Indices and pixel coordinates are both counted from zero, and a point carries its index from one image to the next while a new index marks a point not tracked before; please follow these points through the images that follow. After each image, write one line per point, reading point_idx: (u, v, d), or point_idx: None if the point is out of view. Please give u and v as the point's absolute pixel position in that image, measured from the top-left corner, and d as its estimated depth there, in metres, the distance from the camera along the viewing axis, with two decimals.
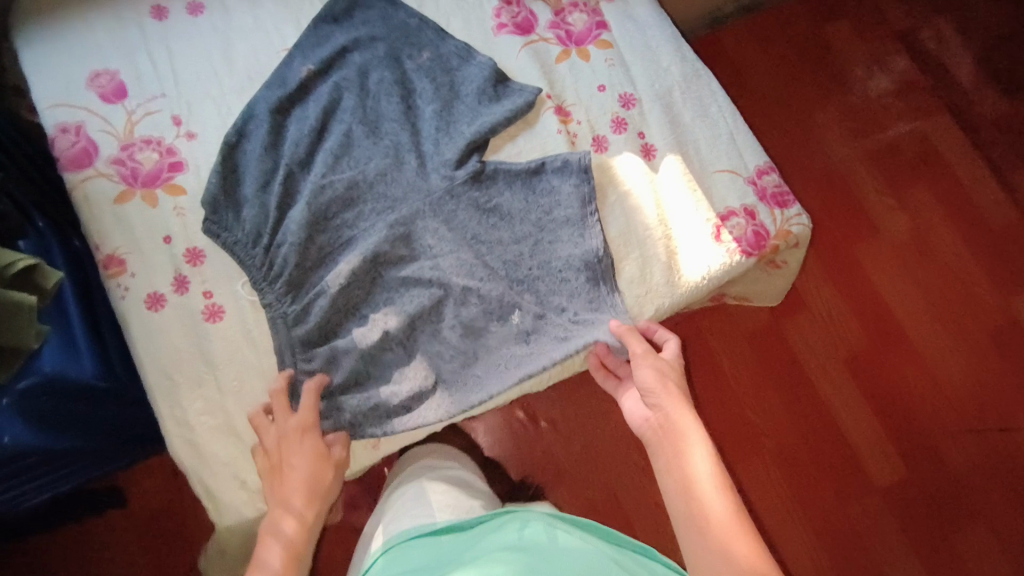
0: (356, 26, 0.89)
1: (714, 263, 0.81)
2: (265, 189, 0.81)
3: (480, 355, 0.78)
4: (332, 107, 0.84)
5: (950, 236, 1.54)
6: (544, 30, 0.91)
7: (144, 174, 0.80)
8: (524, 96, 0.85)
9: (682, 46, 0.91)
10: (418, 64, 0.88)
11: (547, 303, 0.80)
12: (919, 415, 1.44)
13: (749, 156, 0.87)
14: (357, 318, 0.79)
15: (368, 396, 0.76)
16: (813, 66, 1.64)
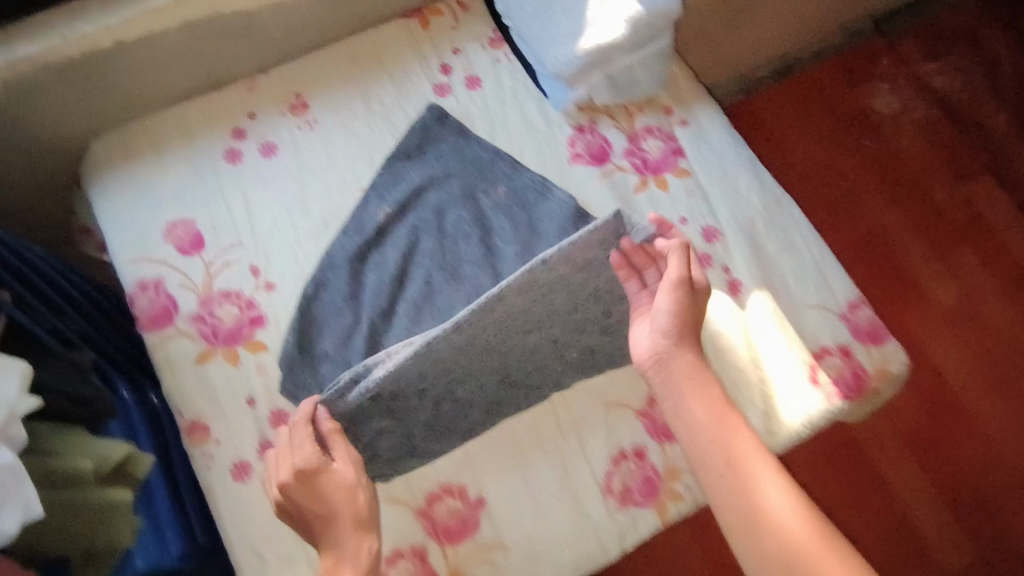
0: (428, 162, 0.86)
1: (813, 408, 0.79)
2: (346, 343, 0.78)
3: (500, 351, 0.75)
4: (410, 251, 0.82)
5: (1006, 303, 1.44)
6: (620, 158, 0.88)
7: (225, 332, 0.79)
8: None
9: (759, 171, 0.89)
10: (495, 199, 0.85)
11: (577, 334, 0.79)
12: (1007, 519, 1.29)
13: (839, 287, 0.84)
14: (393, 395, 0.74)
15: (385, 428, 0.75)
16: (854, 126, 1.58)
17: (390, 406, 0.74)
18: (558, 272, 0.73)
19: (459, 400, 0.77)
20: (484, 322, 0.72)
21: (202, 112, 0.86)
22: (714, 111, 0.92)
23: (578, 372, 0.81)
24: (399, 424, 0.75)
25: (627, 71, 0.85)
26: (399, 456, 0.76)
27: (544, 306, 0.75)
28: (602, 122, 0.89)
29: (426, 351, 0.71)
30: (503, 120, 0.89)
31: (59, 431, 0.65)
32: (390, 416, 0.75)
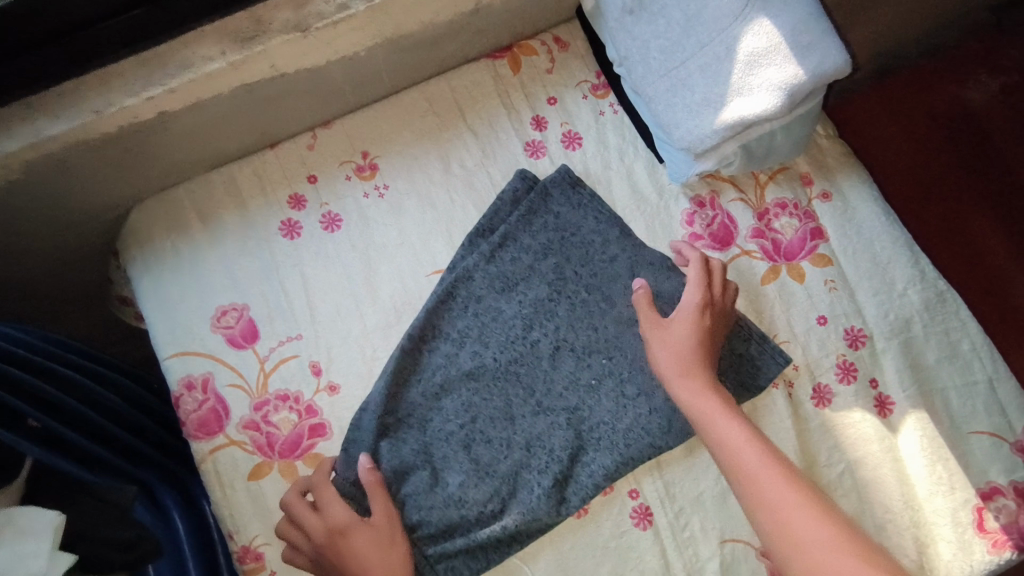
0: (527, 248, 0.73)
1: (978, 562, 0.65)
2: (411, 435, 0.68)
3: (520, 373, 0.69)
4: (483, 330, 0.70)
5: None
6: (745, 240, 0.74)
7: (282, 443, 0.68)
8: (731, 354, 0.69)
9: (919, 259, 0.73)
10: (589, 278, 0.72)
11: (604, 349, 0.70)
12: None
13: (1015, 412, 0.70)
14: (418, 431, 0.68)
15: (419, 484, 0.66)
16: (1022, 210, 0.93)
17: (418, 450, 0.67)
18: (521, 260, 0.72)
19: (492, 442, 0.68)
20: (468, 327, 0.71)
21: (260, 176, 0.75)
22: (863, 183, 0.76)
23: (630, 397, 0.69)
24: (436, 478, 0.67)
25: (766, 138, 0.71)
26: (438, 504, 0.66)
27: (538, 306, 0.71)
28: (725, 194, 0.75)
29: (424, 371, 0.69)
30: (608, 187, 0.76)
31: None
32: (423, 468, 0.67)
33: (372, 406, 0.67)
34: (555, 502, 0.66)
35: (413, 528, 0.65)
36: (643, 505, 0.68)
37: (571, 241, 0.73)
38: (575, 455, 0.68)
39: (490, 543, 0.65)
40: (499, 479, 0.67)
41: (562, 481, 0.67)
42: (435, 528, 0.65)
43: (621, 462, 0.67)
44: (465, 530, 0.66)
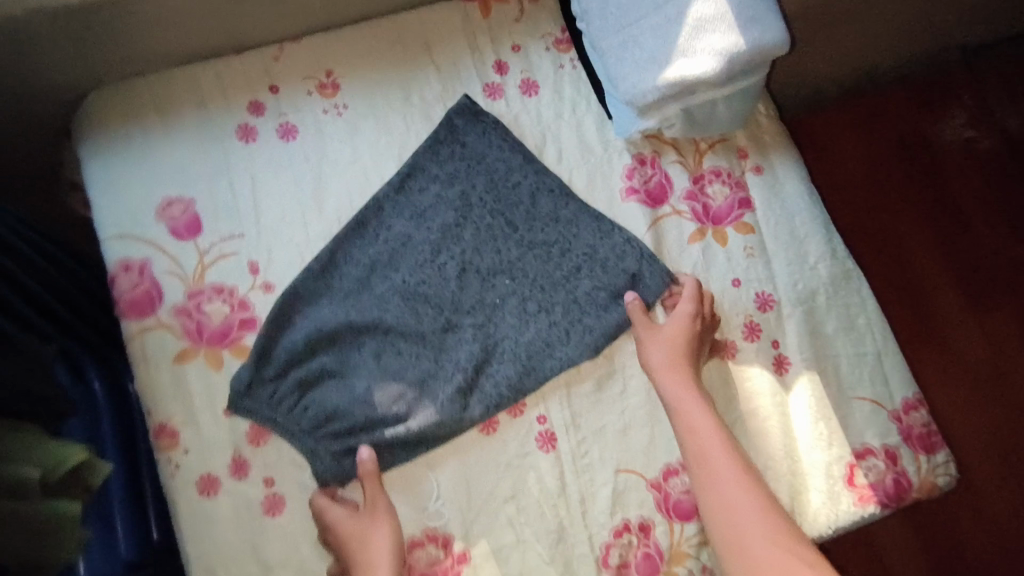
0: (432, 178, 0.77)
1: (840, 509, 0.72)
2: (316, 349, 0.72)
3: (430, 293, 0.74)
4: (392, 253, 0.75)
5: None
6: (678, 200, 0.78)
7: (210, 332, 0.71)
8: (630, 274, 0.75)
9: (834, 238, 0.79)
10: (500, 208, 0.76)
11: (506, 271, 0.75)
12: None
13: (897, 383, 0.76)
14: (328, 345, 0.72)
15: (332, 389, 0.71)
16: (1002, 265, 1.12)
17: (334, 359, 0.72)
18: (429, 189, 0.77)
19: (402, 353, 0.73)
20: (378, 249, 0.75)
21: (224, 80, 0.77)
22: (794, 162, 0.81)
23: (531, 314, 0.74)
24: (347, 382, 0.71)
25: (707, 106, 0.75)
26: (344, 410, 0.70)
27: (445, 232, 0.75)
28: (665, 156, 0.79)
29: (335, 292, 0.74)
30: (556, 134, 0.80)
31: (22, 439, 0.58)
32: (331, 377, 0.72)
33: (271, 320, 0.71)
34: (458, 408, 0.71)
35: (318, 428, 0.70)
36: (548, 431, 0.73)
37: (478, 168, 0.77)
38: (480, 366, 0.72)
39: (397, 440, 0.70)
40: (406, 386, 0.72)
41: (465, 390, 0.71)
42: (340, 430, 0.70)
43: (523, 372, 0.72)
44: (369, 432, 0.70)
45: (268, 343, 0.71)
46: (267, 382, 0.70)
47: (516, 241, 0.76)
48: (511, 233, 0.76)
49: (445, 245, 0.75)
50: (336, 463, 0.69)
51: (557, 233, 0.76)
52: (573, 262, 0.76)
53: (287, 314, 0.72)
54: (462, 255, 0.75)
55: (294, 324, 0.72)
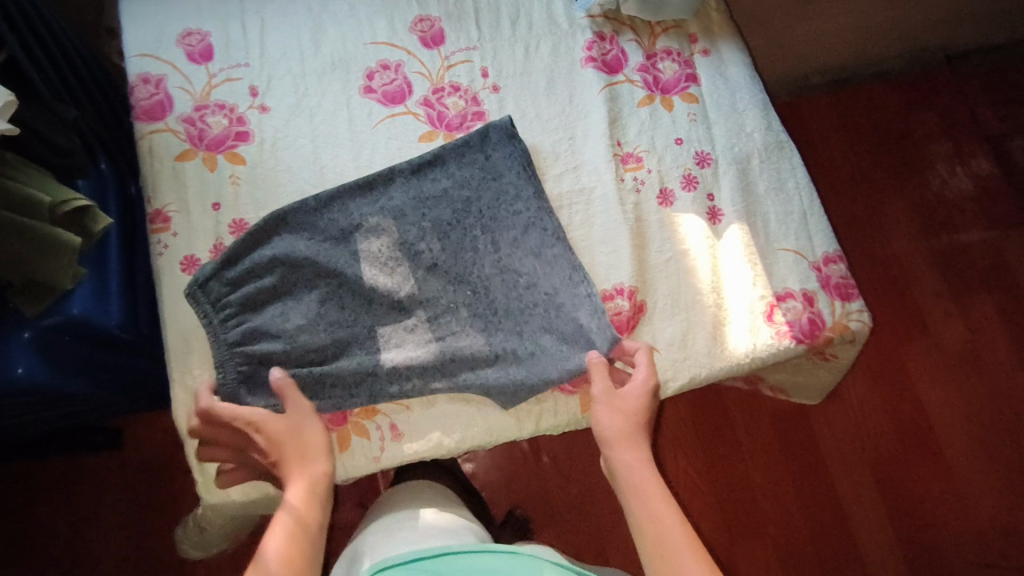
0: (447, 173, 0.81)
1: (760, 341, 0.78)
2: (277, 283, 0.74)
3: (399, 266, 0.77)
4: (377, 224, 0.78)
5: (1015, 360, 1.45)
6: (632, 71, 0.88)
7: (210, 138, 0.81)
8: (579, 326, 0.76)
9: (770, 114, 0.87)
10: (484, 225, 0.79)
11: (472, 282, 0.77)
12: (931, 516, 1.37)
13: (818, 239, 0.83)
14: (297, 288, 0.75)
15: (269, 316, 0.73)
16: (984, 269, 1.51)
17: (280, 304, 0.74)
18: (442, 181, 0.80)
19: (344, 310, 0.75)
20: (366, 199, 0.79)
21: None
22: (739, 49, 0.91)
23: (473, 326, 0.76)
24: (281, 312, 0.74)
25: None
26: (267, 353, 0.72)
27: (437, 225, 0.79)
28: (623, 35, 0.90)
29: (318, 231, 0.77)
30: (528, 10, 0.91)
31: (34, 174, 0.68)
32: (272, 303, 0.74)
33: (253, 230, 0.75)
34: (358, 384, 0.73)
35: (236, 345, 0.72)
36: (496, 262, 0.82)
37: (490, 183, 0.80)
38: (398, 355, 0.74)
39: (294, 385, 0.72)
40: (328, 346, 0.73)
41: (374, 370, 0.73)
42: (253, 362, 0.72)
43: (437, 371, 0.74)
44: (276, 368, 0.72)
45: (236, 253, 0.74)
46: (220, 287, 0.73)
47: (495, 258, 0.78)
48: (494, 249, 0.79)
49: (433, 229, 0.79)
50: (233, 382, 0.71)
51: (541, 261, 0.78)
52: (536, 298, 0.77)
53: (264, 234, 0.75)
54: (445, 238, 0.78)
55: (271, 257, 0.74)
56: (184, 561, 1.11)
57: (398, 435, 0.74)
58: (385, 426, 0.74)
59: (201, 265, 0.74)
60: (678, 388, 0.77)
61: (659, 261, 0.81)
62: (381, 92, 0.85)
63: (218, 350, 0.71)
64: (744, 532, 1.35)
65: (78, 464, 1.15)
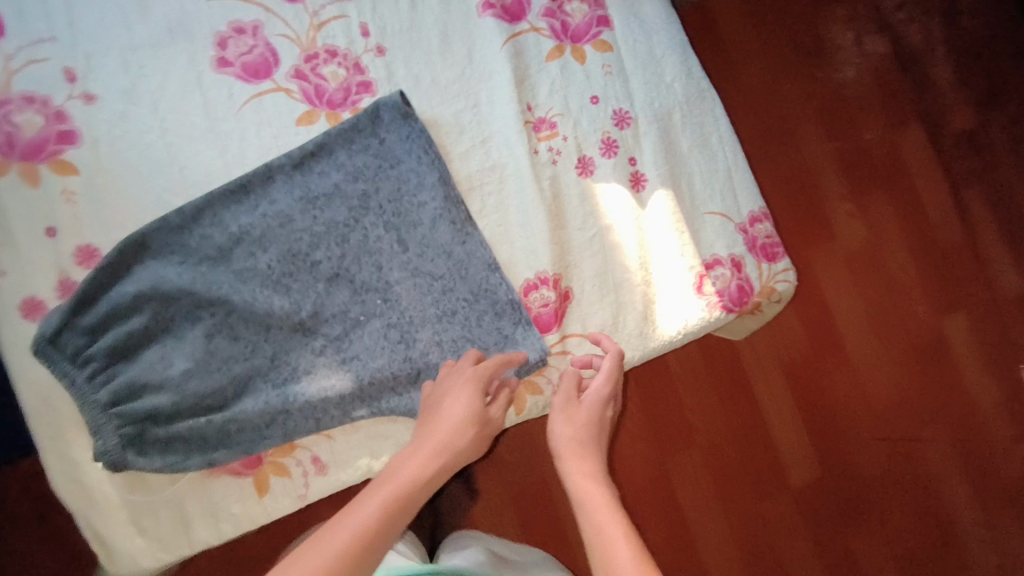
0: (336, 166, 0.70)
1: (691, 317, 0.75)
2: (150, 322, 0.63)
3: (293, 284, 0.67)
4: (258, 234, 0.67)
5: (914, 255, 1.49)
6: (537, 17, 0.77)
7: (23, 143, 0.65)
8: (500, 333, 0.71)
9: (689, 58, 0.79)
10: (384, 221, 0.70)
11: (381, 290, 0.69)
12: (836, 406, 1.47)
13: (744, 198, 0.79)
14: (175, 323, 0.64)
15: (147, 362, 0.63)
16: (884, 167, 1.49)
17: (160, 345, 0.64)
18: (330, 175, 0.69)
19: (238, 341, 0.66)
20: (241, 206, 0.67)
21: None
22: None
23: (389, 340, 0.69)
24: (161, 357, 0.64)
25: None
26: (152, 409, 0.62)
27: (332, 227, 0.68)
28: None
29: (190, 252, 0.65)
30: None
31: None
32: (148, 346, 0.64)
33: (107, 262, 0.62)
34: (267, 424, 0.65)
35: (112, 405, 0.62)
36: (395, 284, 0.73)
37: (387, 172, 0.70)
38: (310, 387, 0.66)
39: (191, 437, 0.63)
40: (226, 387, 0.64)
41: (285, 407, 0.65)
42: (138, 420, 0.62)
43: (356, 397, 0.67)
44: (168, 422, 0.63)
45: (88, 293, 0.61)
46: (76, 338, 0.61)
47: (402, 261, 0.70)
48: (402, 249, 0.70)
49: (331, 232, 0.68)
50: (117, 448, 0.61)
51: (455, 261, 0.70)
52: (452, 302, 0.70)
53: (121, 265, 0.63)
54: (343, 243, 0.69)
55: (134, 293, 0.63)
56: None
57: (320, 467, 0.68)
58: (307, 459, 0.67)
59: (47, 313, 0.61)
60: None
61: (583, 242, 0.75)
62: (240, 64, 0.70)
63: (92, 414, 0.61)
64: (667, 448, 1.42)
65: None
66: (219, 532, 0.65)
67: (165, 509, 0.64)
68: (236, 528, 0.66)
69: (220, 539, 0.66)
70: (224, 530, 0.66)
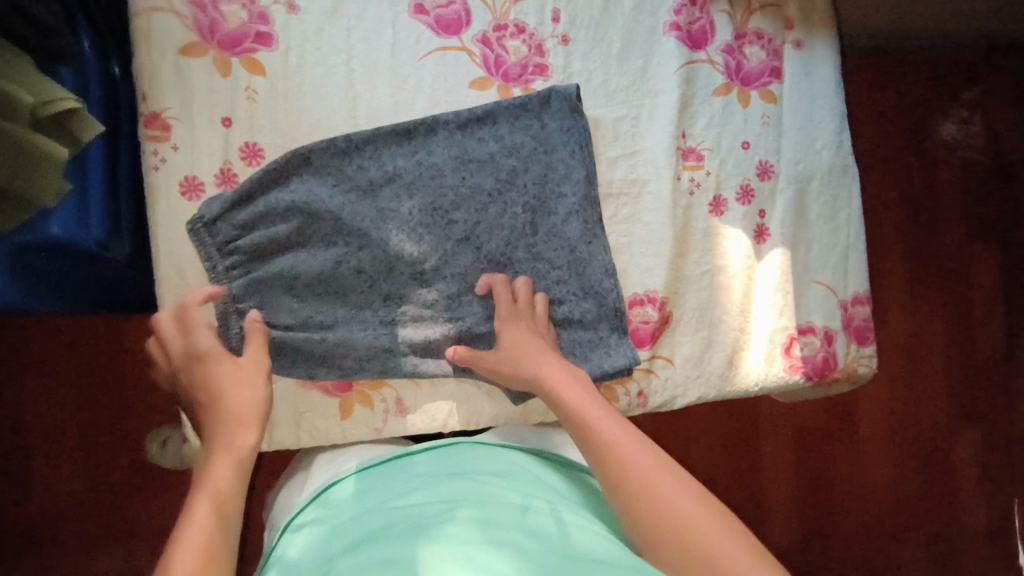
0: (496, 137, 0.72)
1: (771, 372, 0.78)
2: (290, 231, 0.66)
3: (427, 234, 0.70)
4: (409, 179, 0.70)
5: (952, 363, 1.31)
6: (715, 51, 0.79)
7: (224, 33, 0.68)
8: (594, 335, 0.73)
9: (844, 131, 0.81)
10: (523, 201, 0.72)
11: (503, 264, 0.72)
12: (829, 492, 1.28)
13: (853, 277, 0.81)
14: (312, 241, 0.67)
15: (278, 269, 0.66)
16: (947, 263, 1.31)
17: (293, 257, 0.67)
18: (488, 144, 0.72)
19: (361, 274, 0.68)
20: (402, 150, 0.70)
21: None
22: (833, 48, 0.82)
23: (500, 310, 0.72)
24: (291, 267, 0.66)
25: None
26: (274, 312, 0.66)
27: (477, 193, 0.71)
28: (716, 3, 0.79)
29: (345, 179, 0.69)
30: None
31: (10, 62, 0.55)
32: (284, 253, 0.67)
33: (274, 167, 0.66)
34: (368, 358, 0.68)
35: (238, 299, 0.65)
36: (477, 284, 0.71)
37: (539, 156, 0.73)
38: (414, 335, 0.69)
39: (300, 350, 0.67)
40: (341, 311, 0.68)
41: (388, 347, 0.69)
42: (259, 319, 0.66)
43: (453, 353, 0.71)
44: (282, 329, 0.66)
45: (247, 192, 0.66)
46: (226, 228, 0.65)
47: (528, 242, 0.72)
48: (532, 232, 0.72)
49: (474, 198, 0.71)
50: (235, 339, 0.65)
51: (576, 258, 0.73)
52: (560, 293, 0.73)
53: (282, 172, 0.67)
54: (481, 210, 0.71)
55: (286, 203, 0.66)
56: (128, 459, 1.05)
57: (401, 410, 0.71)
58: (390, 400, 0.71)
59: (208, 198, 0.66)
60: (685, 403, 0.77)
61: (696, 274, 0.78)
62: (434, 15, 0.73)
63: (219, 301, 0.65)
64: None
65: (7, 336, 1.03)
66: (298, 440, 0.70)
67: None
68: (313, 441, 0.70)
69: (297, 446, 0.70)
70: (302, 439, 0.70)
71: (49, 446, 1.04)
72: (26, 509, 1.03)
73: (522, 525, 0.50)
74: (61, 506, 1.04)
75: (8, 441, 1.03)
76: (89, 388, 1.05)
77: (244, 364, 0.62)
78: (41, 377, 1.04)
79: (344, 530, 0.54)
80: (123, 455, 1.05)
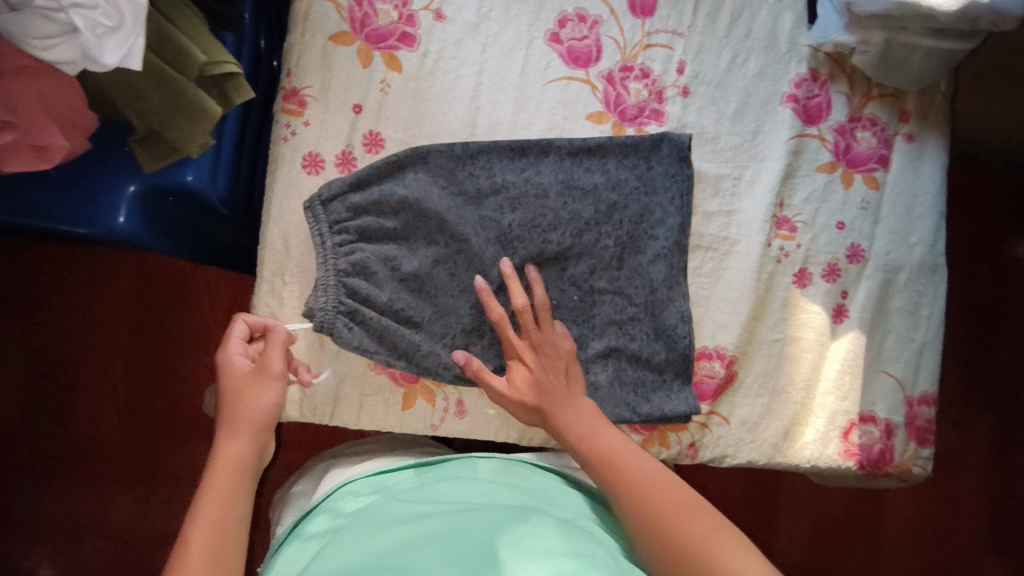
0: (602, 170, 0.74)
1: (823, 453, 0.77)
2: (396, 222, 0.70)
3: (519, 249, 0.72)
4: (514, 194, 0.72)
5: (990, 487, 1.27)
6: (827, 128, 0.80)
7: (373, 28, 0.72)
8: (660, 378, 0.74)
9: (941, 230, 0.81)
10: (617, 236, 0.74)
11: (585, 292, 0.73)
12: None
13: (924, 375, 0.80)
14: (414, 236, 0.71)
15: (381, 254, 0.70)
16: (1005, 385, 1.28)
17: (394, 247, 0.70)
18: (593, 176, 0.74)
19: (454, 277, 0.71)
20: (512, 166, 0.73)
21: None
22: (944, 147, 0.82)
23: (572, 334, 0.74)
24: (392, 256, 0.70)
25: (906, 50, 0.75)
26: (365, 296, 0.68)
27: (574, 219, 0.73)
28: (836, 84, 0.81)
29: (454, 183, 0.72)
30: (750, 17, 0.80)
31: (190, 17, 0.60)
32: (387, 241, 0.70)
33: (393, 160, 0.70)
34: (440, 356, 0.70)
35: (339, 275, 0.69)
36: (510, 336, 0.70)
37: (640, 197, 0.75)
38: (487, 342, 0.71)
39: (383, 335, 0.69)
40: (426, 308, 0.70)
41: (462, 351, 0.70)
42: (350, 299, 0.68)
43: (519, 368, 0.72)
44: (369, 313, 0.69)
45: (364, 179, 0.70)
46: (338, 208, 0.69)
47: (614, 276, 0.74)
48: (618, 266, 0.74)
49: (571, 222, 0.73)
50: (333, 312, 0.68)
51: (655, 301, 0.74)
52: (634, 332, 0.74)
53: (399, 165, 0.71)
54: (575, 237, 0.73)
55: (398, 196, 0.70)
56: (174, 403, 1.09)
57: (460, 412, 0.72)
58: (452, 401, 0.72)
59: (330, 179, 0.70)
60: (732, 465, 0.77)
61: (767, 339, 0.78)
62: (567, 46, 0.76)
63: (323, 273, 0.68)
64: None
65: (95, 265, 1.09)
66: (357, 421, 0.71)
67: (326, 377, 0.71)
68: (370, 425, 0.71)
69: (355, 427, 0.71)
70: (362, 421, 0.71)
71: (108, 375, 1.09)
72: (69, 434, 1.08)
73: (571, 544, 0.50)
74: (103, 437, 1.08)
75: (73, 362, 1.09)
76: (155, 329, 1.10)
77: (263, 375, 0.61)
78: (114, 312, 1.09)
79: (399, 504, 0.56)
80: (171, 399, 1.09)
